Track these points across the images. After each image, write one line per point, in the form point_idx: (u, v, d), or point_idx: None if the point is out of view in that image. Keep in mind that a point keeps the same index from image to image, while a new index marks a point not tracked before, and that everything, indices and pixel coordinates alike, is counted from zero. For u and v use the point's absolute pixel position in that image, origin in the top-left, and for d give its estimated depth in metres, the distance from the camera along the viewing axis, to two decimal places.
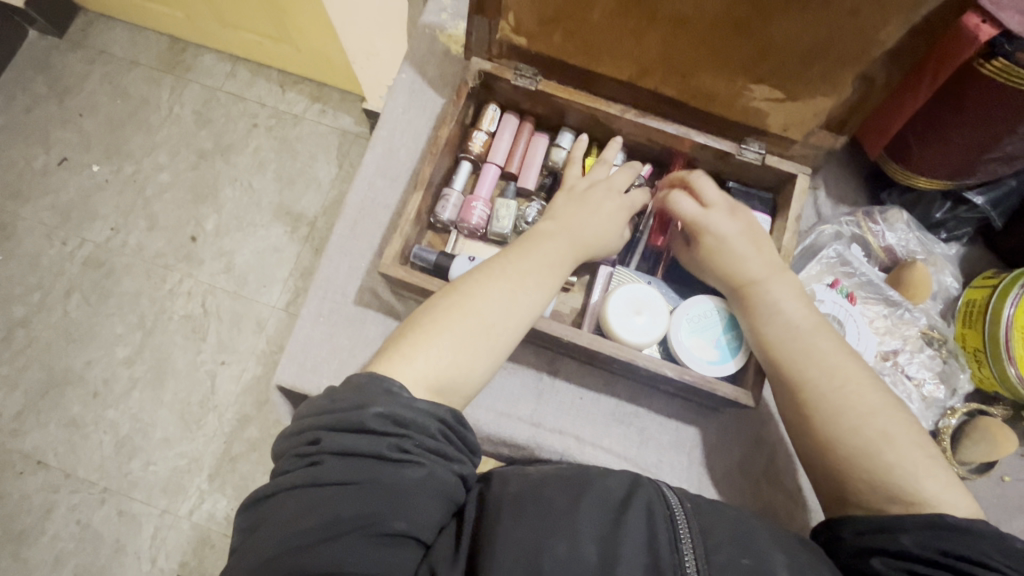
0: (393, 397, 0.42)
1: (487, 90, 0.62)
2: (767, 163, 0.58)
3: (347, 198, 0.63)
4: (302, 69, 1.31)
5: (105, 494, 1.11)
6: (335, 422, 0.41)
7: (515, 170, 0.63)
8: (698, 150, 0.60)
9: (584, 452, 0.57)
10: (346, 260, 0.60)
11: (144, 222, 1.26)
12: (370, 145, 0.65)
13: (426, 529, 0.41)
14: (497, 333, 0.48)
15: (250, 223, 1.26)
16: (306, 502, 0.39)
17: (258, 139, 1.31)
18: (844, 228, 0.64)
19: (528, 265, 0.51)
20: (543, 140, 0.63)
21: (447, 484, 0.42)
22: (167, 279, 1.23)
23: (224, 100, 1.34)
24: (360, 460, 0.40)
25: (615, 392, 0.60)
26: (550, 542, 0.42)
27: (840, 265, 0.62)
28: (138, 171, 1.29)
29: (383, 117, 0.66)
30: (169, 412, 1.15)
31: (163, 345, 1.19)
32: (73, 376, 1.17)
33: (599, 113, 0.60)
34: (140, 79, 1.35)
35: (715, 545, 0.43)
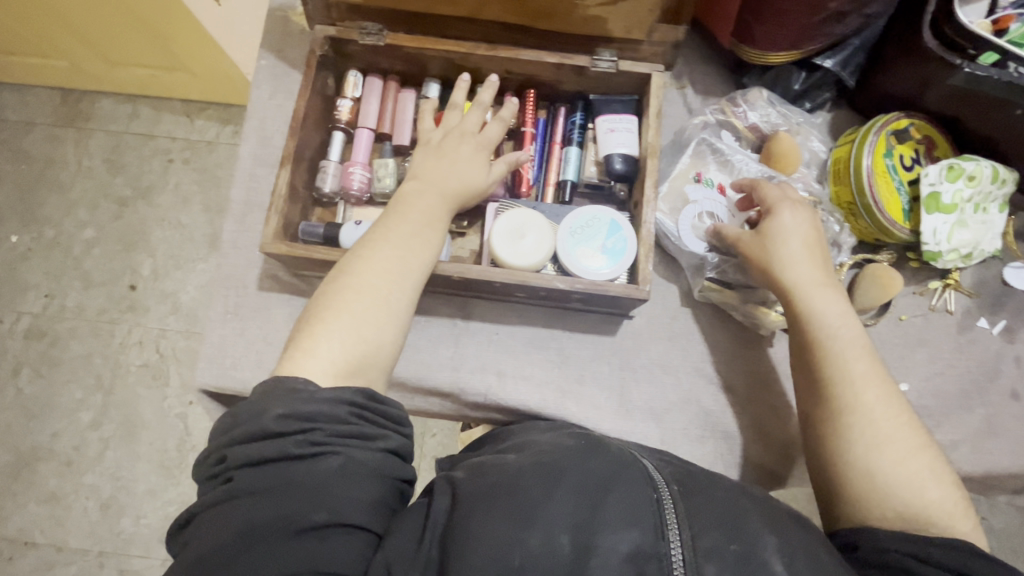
0: (292, 396, 0.44)
1: (343, 57, 0.62)
2: (621, 69, 0.60)
3: (231, 194, 0.64)
4: (204, 94, 1.28)
5: (102, 558, 1.10)
6: (241, 436, 0.43)
7: (387, 130, 0.64)
8: (555, 70, 0.61)
9: (507, 385, 0.61)
10: (242, 254, 0.62)
11: (78, 283, 1.23)
12: (244, 137, 0.65)
13: (358, 512, 0.42)
14: (389, 304, 0.49)
15: (187, 259, 1.23)
16: (222, 517, 0.40)
17: (176, 174, 1.28)
18: (710, 117, 0.68)
19: (406, 233, 0.52)
20: (411, 95, 0.64)
21: (369, 465, 0.44)
22: (116, 333, 1.20)
23: (132, 142, 1.30)
24: (272, 465, 0.42)
25: (529, 322, 0.63)
26: (519, 538, 0.43)
27: (708, 157, 0.66)
28: (61, 234, 1.26)
29: (251, 108, 0.66)
30: (148, 464, 1.14)
31: (128, 400, 1.17)
32: (41, 452, 1.14)
33: (454, 55, 0.60)
34: (40, 139, 1.30)
35: (701, 531, 0.44)
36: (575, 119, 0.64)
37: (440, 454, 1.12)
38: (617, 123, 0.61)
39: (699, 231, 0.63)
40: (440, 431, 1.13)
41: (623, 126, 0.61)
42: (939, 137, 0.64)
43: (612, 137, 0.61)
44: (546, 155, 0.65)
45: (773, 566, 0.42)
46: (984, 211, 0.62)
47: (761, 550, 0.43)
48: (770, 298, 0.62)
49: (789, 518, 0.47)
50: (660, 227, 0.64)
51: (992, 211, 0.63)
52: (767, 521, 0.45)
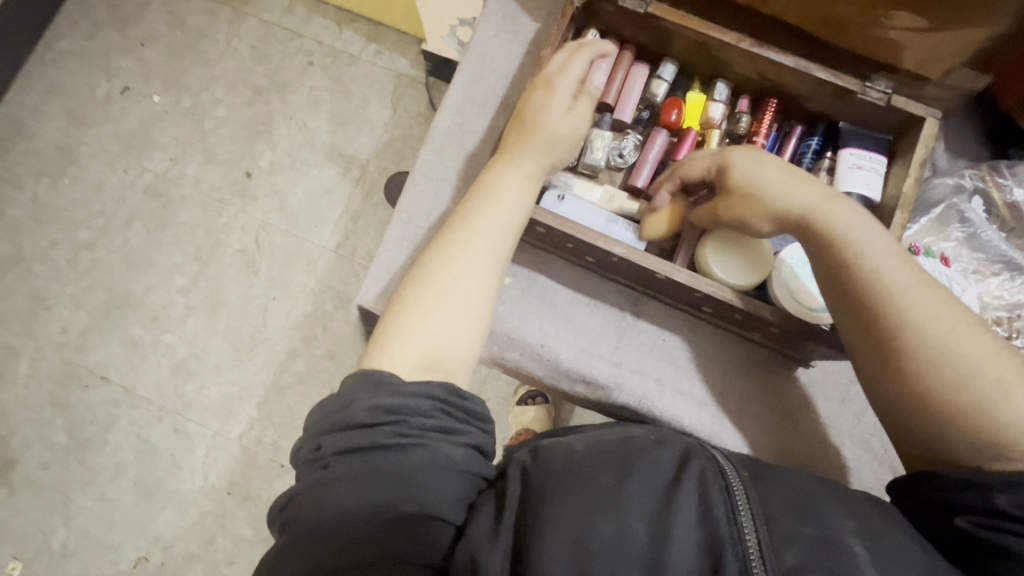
0: (379, 389, 0.48)
1: (589, 15, 0.64)
2: (893, 103, 0.57)
3: (435, 123, 0.69)
4: (361, 7, 1.28)
5: (162, 412, 1.17)
6: (332, 425, 0.47)
7: (612, 100, 0.65)
8: (815, 86, 0.60)
9: (665, 395, 0.62)
10: (431, 185, 0.67)
11: (200, 155, 1.28)
12: (460, 69, 0.70)
13: (441, 503, 0.46)
14: (474, 306, 0.53)
15: (303, 161, 1.26)
16: (319, 499, 0.45)
17: (313, 77, 1.30)
18: (967, 180, 0.63)
19: (498, 236, 0.55)
20: (643, 70, 0.66)
21: (451, 459, 0.47)
22: (222, 214, 1.25)
23: (280, 35, 1.32)
24: (364, 454, 0.45)
25: (699, 339, 0.64)
26: (596, 520, 0.44)
27: (949, 225, 0.64)
28: (196, 105, 1.30)
29: (473, 41, 0.70)
30: (222, 341, 1.20)
31: (218, 277, 1.22)
32: (133, 300, 1.22)
33: (711, 41, 0.60)
34: (198, 10, 1.34)
35: (776, 517, 0.45)
36: (812, 142, 0.64)
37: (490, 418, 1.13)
38: (865, 160, 0.59)
39: None
40: (494, 398, 1.14)
41: (870, 164, 0.59)
42: None
43: (856, 175, 0.58)
44: None
45: (854, 548, 0.43)
46: None
47: (841, 535, 0.44)
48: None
49: (865, 504, 0.47)
50: None
51: None
52: (840, 505, 0.46)
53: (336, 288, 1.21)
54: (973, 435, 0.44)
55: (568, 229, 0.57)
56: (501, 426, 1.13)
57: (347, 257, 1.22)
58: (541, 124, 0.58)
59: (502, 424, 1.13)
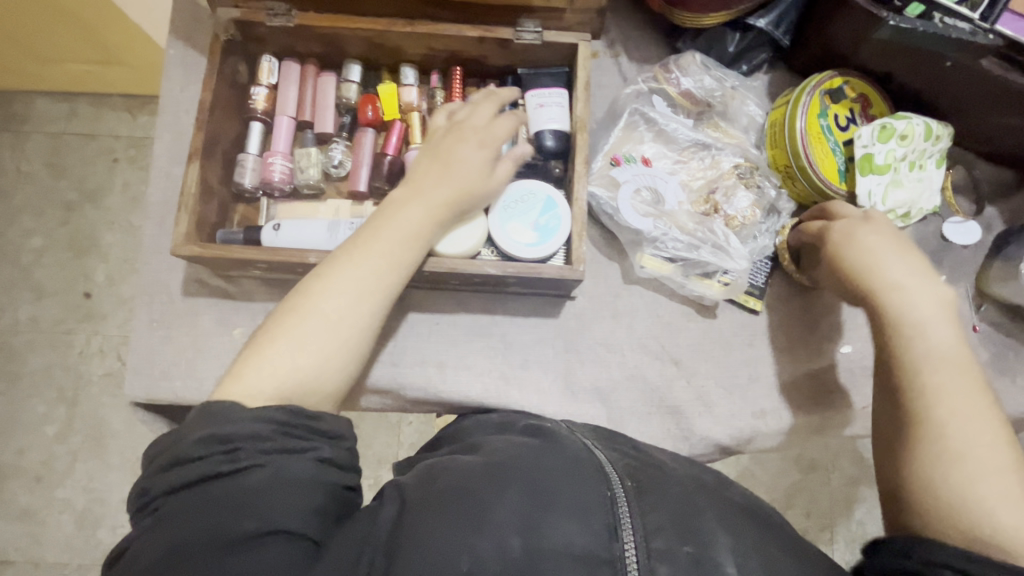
0: (215, 416, 0.45)
1: (255, 42, 0.65)
2: (545, 40, 0.63)
3: (150, 192, 0.71)
4: (146, 87, 1.22)
5: (82, 570, 1.08)
6: (161, 465, 0.44)
7: (308, 117, 0.68)
8: (477, 44, 0.64)
9: (448, 375, 0.64)
10: (158, 259, 0.70)
11: (30, 293, 1.18)
12: (158, 132, 0.71)
13: (285, 521, 0.42)
14: (343, 334, 0.52)
15: (144, 262, 1.20)
16: (151, 540, 0.41)
17: (124, 174, 1.23)
18: (643, 85, 0.70)
19: (375, 258, 0.53)
20: (331, 78, 0.67)
21: (294, 477, 0.44)
22: (75, 344, 1.16)
23: (74, 142, 1.24)
24: (193, 488, 0.42)
25: (471, 310, 0.66)
26: (468, 544, 0.43)
27: (637, 130, 0.70)
28: (6, 243, 1.20)
29: (164, 101, 0.72)
30: (121, 473, 1.12)
31: (94, 411, 1.14)
32: (7, 469, 1.12)
33: (372, 32, 0.63)
34: None
35: (654, 528, 0.45)
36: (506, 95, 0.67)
37: (418, 441, 1.12)
38: (546, 98, 0.65)
39: (637, 204, 0.67)
40: (416, 419, 1.13)
41: (553, 100, 0.65)
42: (875, 96, 0.68)
43: (541, 112, 0.64)
44: None
45: (722, 566, 0.43)
46: (920, 168, 0.66)
47: (714, 551, 0.44)
48: (708, 269, 0.66)
49: (740, 510, 0.49)
50: (596, 201, 0.67)
51: (929, 168, 0.67)
52: (717, 516, 0.46)
53: None
54: (940, 509, 0.44)
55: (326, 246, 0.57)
56: None
57: None
58: (454, 166, 0.58)
59: None
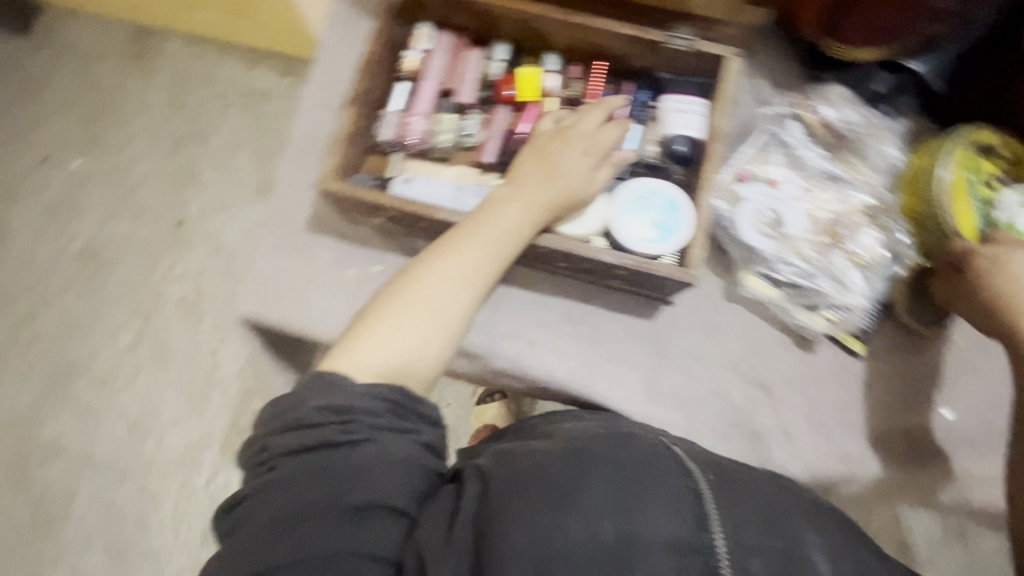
0: (330, 390, 0.52)
1: (417, 8, 0.68)
2: (695, 48, 0.63)
3: (294, 129, 0.75)
4: (269, 43, 1.30)
5: (125, 473, 1.16)
6: (282, 426, 0.51)
7: (451, 87, 0.70)
8: (627, 43, 0.65)
9: (537, 354, 0.66)
10: (296, 190, 0.73)
11: (130, 211, 1.28)
12: (311, 78, 0.76)
13: (389, 493, 0.48)
14: (442, 320, 0.57)
15: (234, 202, 1.27)
16: (272, 493, 0.48)
17: (233, 118, 1.32)
18: (782, 108, 0.71)
19: (476, 255, 0.58)
20: (478, 54, 0.70)
21: (398, 452, 0.50)
22: (160, 265, 1.25)
23: (195, 82, 1.34)
24: (311, 451, 0.49)
25: (568, 296, 0.68)
26: (559, 524, 0.45)
27: (768, 151, 0.71)
28: (120, 163, 1.31)
29: (323, 50, 0.77)
30: (175, 392, 1.19)
31: (163, 329, 1.22)
32: (80, 366, 1.21)
33: (528, 16, 0.65)
34: (110, 70, 1.35)
35: (741, 526, 0.48)
36: (641, 96, 0.68)
37: (451, 423, 1.14)
38: (686, 104, 0.64)
39: (757, 222, 0.68)
40: (454, 402, 1.15)
41: (692, 108, 0.64)
42: None
43: (678, 118, 0.64)
44: None
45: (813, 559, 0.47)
46: None
47: (803, 545, 0.48)
48: (819, 298, 0.67)
49: (825, 522, 0.52)
50: (716, 212, 0.68)
51: None
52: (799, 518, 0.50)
53: None
54: None
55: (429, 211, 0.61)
56: (465, 430, 1.14)
57: None
58: (559, 171, 0.60)
59: (465, 427, 1.14)
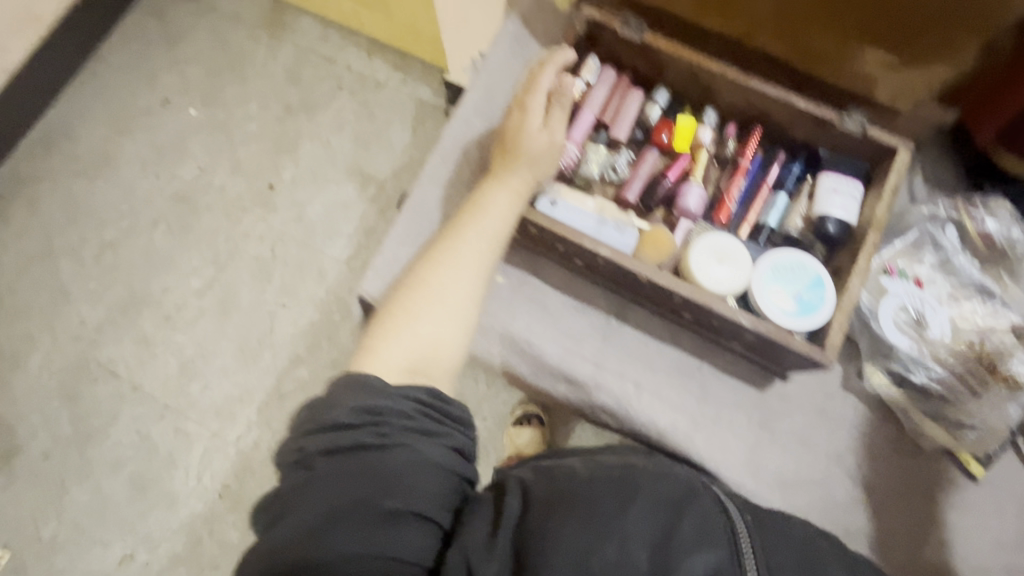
0: (363, 390, 0.49)
1: (592, 43, 0.69)
2: (868, 133, 0.63)
3: (446, 132, 0.74)
4: (390, 38, 1.36)
5: (165, 410, 1.20)
6: (315, 427, 0.48)
7: (607, 120, 0.69)
8: (797, 114, 0.65)
9: (643, 398, 0.66)
10: (436, 187, 0.72)
11: (228, 166, 1.35)
12: (472, 86, 0.75)
13: (425, 503, 0.46)
14: (462, 310, 0.55)
15: (325, 177, 1.33)
16: (304, 499, 0.44)
17: (341, 100, 1.38)
18: (941, 210, 0.69)
19: (477, 242, 0.57)
20: (639, 95, 0.70)
21: (434, 458, 0.48)
22: (244, 222, 1.31)
23: (315, 61, 1.41)
24: (345, 454, 0.46)
25: (681, 348, 0.68)
26: (599, 545, 0.45)
27: (921, 250, 0.69)
28: (230, 120, 1.38)
29: (487, 63, 0.76)
30: (230, 344, 1.23)
31: (232, 282, 1.27)
32: (149, 299, 1.27)
33: (701, 68, 0.66)
34: (241, 34, 1.44)
35: (776, 565, 0.48)
36: (793, 169, 0.68)
37: (483, 437, 1.14)
38: (843, 186, 0.64)
39: (898, 321, 0.66)
40: (490, 417, 1.15)
41: (852, 187, 0.64)
42: None
43: (834, 198, 0.63)
44: (752, 193, 0.68)
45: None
46: None
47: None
48: (946, 412, 0.65)
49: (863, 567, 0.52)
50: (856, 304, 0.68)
51: None
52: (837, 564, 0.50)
53: (344, 299, 1.25)
54: None
55: (564, 234, 0.60)
56: (496, 447, 1.13)
57: (358, 270, 1.27)
58: (516, 148, 0.61)
59: (495, 444, 1.14)
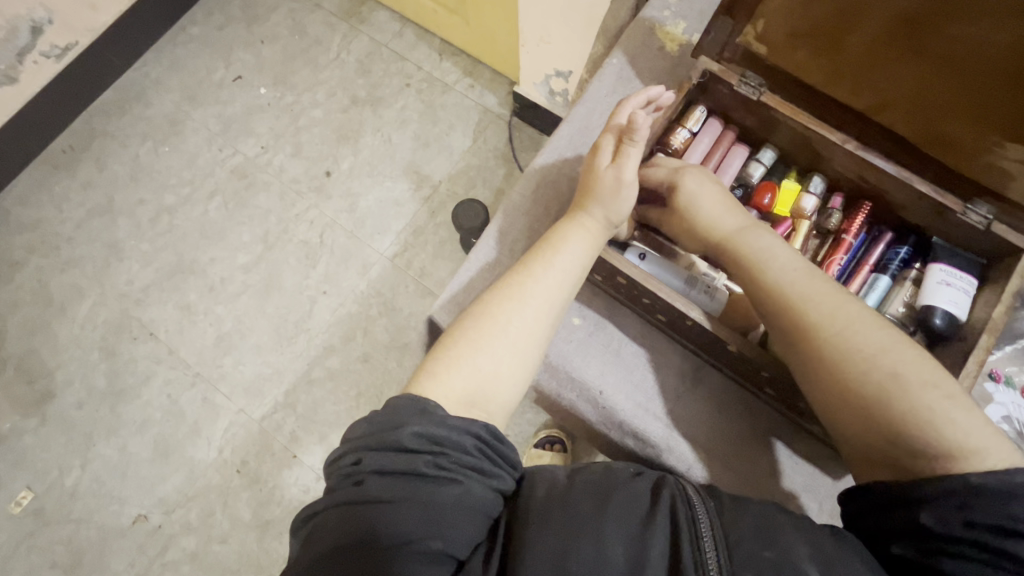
0: (427, 416, 0.48)
1: (702, 92, 0.68)
2: (992, 230, 0.58)
3: (535, 161, 0.74)
4: (464, 43, 1.37)
5: (197, 378, 1.22)
6: (375, 444, 0.47)
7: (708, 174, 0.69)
8: (914, 198, 0.62)
9: (711, 466, 0.64)
10: (521, 217, 0.71)
11: (289, 149, 1.37)
12: (569, 118, 0.75)
13: (461, 543, 0.45)
14: (523, 348, 0.55)
15: (381, 172, 1.34)
16: (352, 515, 0.45)
17: (407, 98, 1.39)
18: None
19: (548, 283, 0.57)
20: (743, 151, 0.70)
21: (480, 500, 0.47)
22: (297, 205, 1.33)
23: (387, 56, 1.43)
24: (399, 478, 0.46)
25: (753, 419, 0.66)
26: (576, 546, 0.45)
27: None
28: (297, 103, 1.41)
29: (586, 96, 0.76)
30: (267, 323, 1.24)
31: (278, 262, 1.28)
32: (196, 267, 1.29)
33: (813, 135, 0.64)
34: (319, 21, 1.46)
35: (736, 541, 0.45)
36: (900, 251, 0.66)
37: None
38: (956, 279, 0.60)
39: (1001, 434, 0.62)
40: (514, 435, 1.14)
41: (961, 284, 0.60)
42: None
43: (944, 291, 0.59)
44: (851, 272, 0.68)
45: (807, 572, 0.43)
46: None
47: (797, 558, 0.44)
48: None
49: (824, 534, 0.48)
50: None
51: None
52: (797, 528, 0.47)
53: (383, 295, 1.25)
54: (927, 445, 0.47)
55: (652, 287, 0.59)
56: None
57: (401, 269, 1.27)
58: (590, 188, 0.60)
59: None
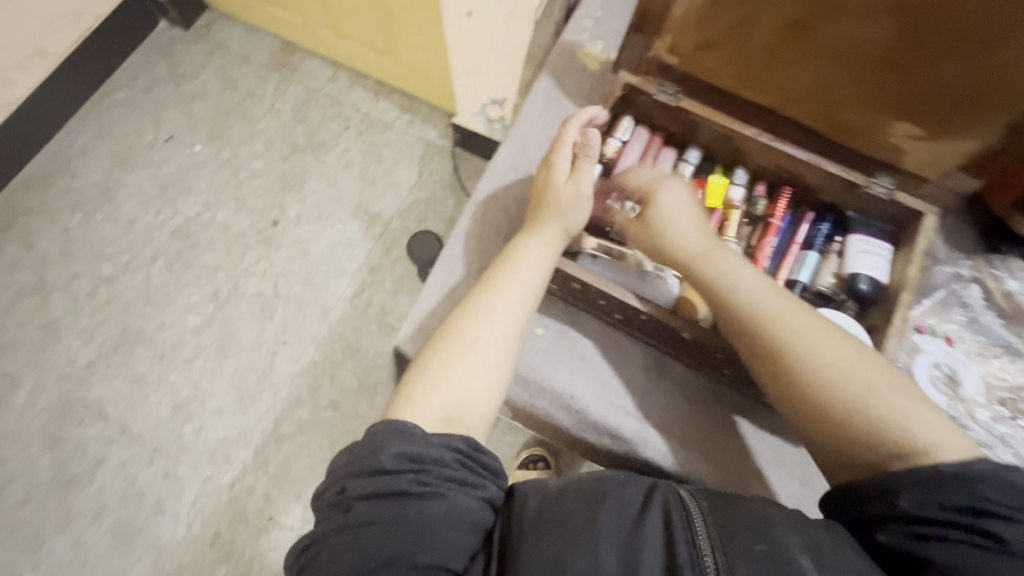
0: (404, 437, 0.48)
1: (626, 104, 0.73)
2: (895, 198, 0.65)
3: (480, 185, 0.76)
4: (398, 81, 1.40)
5: (155, 453, 1.15)
6: (358, 469, 0.47)
7: None
8: (827, 179, 0.68)
9: (686, 454, 0.66)
10: (474, 241, 0.73)
11: (232, 203, 1.35)
12: (507, 141, 0.78)
13: (455, 558, 0.45)
14: (495, 363, 0.55)
15: (329, 216, 1.33)
16: (341, 546, 0.44)
17: (348, 140, 1.40)
18: (964, 270, 0.72)
19: (510, 294, 0.58)
20: (671, 154, 0.75)
21: (468, 512, 0.47)
22: (246, 258, 1.30)
23: (322, 101, 1.44)
24: (385, 501, 0.45)
25: (722, 403, 0.68)
26: (570, 557, 0.45)
27: (950, 309, 0.72)
28: (235, 157, 1.39)
29: (521, 118, 0.80)
30: (227, 384, 1.20)
31: (232, 320, 1.24)
32: (144, 336, 1.23)
33: (731, 132, 0.69)
34: (250, 74, 1.46)
35: (730, 537, 0.45)
36: (823, 228, 0.72)
37: None
38: (873, 246, 0.66)
39: (937, 380, 0.66)
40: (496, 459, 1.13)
41: (880, 250, 0.66)
42: None
43: (864, 258, 0.66)
44: (781, 252, 0.72)
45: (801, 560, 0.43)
46: None
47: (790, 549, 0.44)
48: None
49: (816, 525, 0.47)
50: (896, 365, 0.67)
51: None
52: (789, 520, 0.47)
53: (347, 338, 1.23)
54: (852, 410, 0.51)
55: (609, 292, 0.61)
56: None
57: (361, 309, 1.25)
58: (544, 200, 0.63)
59: None
